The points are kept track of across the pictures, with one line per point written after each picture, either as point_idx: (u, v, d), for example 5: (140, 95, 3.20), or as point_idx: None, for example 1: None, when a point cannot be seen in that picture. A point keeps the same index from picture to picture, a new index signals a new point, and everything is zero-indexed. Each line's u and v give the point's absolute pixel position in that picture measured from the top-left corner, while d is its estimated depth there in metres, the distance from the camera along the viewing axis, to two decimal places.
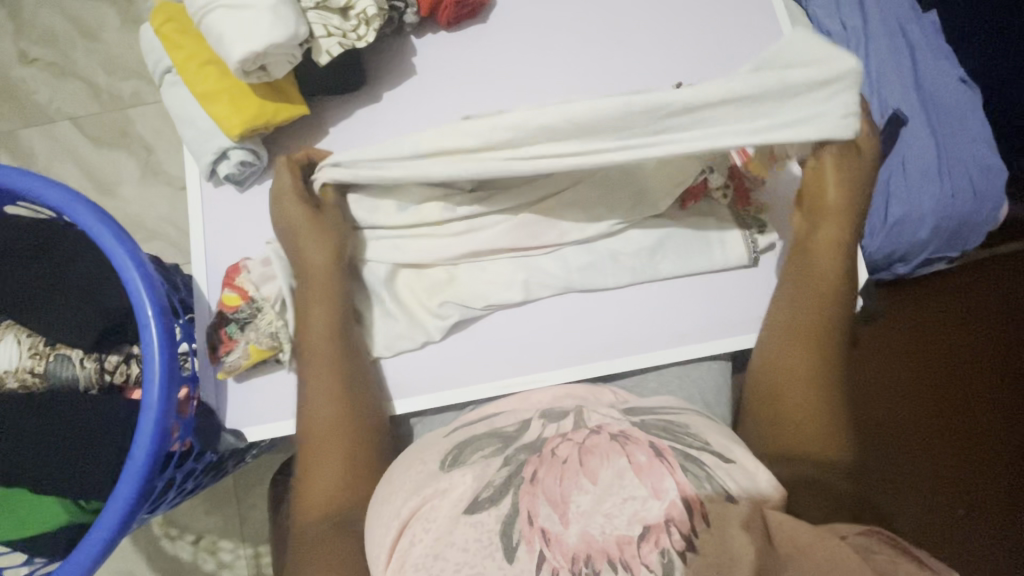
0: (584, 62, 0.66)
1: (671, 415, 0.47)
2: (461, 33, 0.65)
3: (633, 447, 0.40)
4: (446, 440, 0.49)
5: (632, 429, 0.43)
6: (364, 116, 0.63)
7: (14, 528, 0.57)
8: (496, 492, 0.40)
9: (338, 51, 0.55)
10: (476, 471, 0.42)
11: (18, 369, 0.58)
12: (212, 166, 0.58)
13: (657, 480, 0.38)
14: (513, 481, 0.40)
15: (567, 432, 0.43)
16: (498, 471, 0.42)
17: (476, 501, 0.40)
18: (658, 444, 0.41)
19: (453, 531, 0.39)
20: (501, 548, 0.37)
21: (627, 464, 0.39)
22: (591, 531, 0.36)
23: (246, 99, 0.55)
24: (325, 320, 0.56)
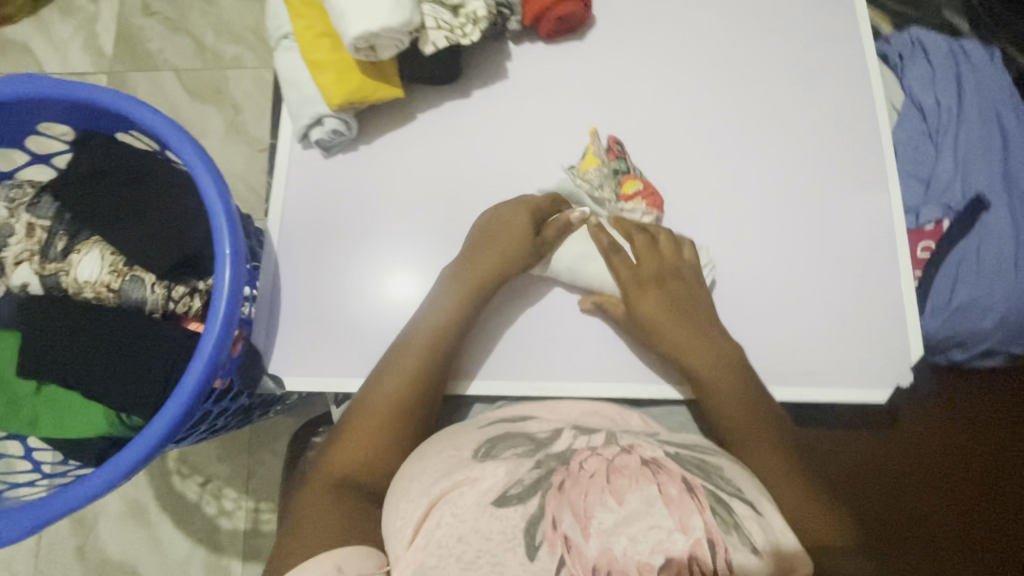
0: (670, 94, 0.67)
1: (706, 453, 0.48)
2: (557, 47, 0.68)
3: (665, 477, 0.41)
4: (477, 437, 0.50)
5: (667, 459, 0.44)
6: (451, 109, 0.66)
7: (57, 427, 0.61)
8: (524, 489, 0.42)
9: (443, 44, 0.58)
10: (509, 465, 0.44)
11: (97, 282, 0.61)
12: (306, 130, 0.62)
13: (686, 515, 0.39)
14: (544, 480, 0.42)
15: (597, 449, 0.45)
16: (527, 472, 0.43)
17: (504, 495, 0.42)
18: (692, 478, 0.42)
19: (479, 518, 0.40)
20: (524, 545, 0.39)
21: (658, 492, 0.40)
22: (613, 549, 0.38)
23: (351, 72, 0.59)
24: (413, 369, 0.56)
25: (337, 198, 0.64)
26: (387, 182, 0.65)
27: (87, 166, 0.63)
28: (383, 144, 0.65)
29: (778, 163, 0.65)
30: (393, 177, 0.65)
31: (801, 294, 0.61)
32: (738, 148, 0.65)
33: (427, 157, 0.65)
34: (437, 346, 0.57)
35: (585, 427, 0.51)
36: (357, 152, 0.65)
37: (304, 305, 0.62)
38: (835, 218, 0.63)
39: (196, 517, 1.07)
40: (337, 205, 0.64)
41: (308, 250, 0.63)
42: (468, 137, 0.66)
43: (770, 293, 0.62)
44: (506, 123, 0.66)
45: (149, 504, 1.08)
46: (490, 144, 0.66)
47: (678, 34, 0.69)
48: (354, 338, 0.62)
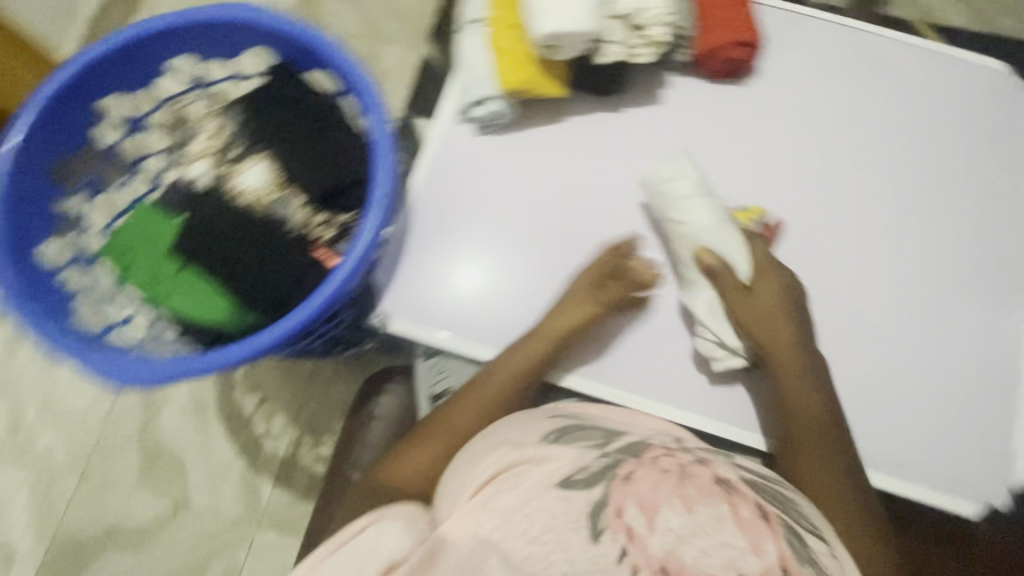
0: (815, 158, 0.68)
1: (779, 486, 0.49)
2: (716, 87, 0.70)
3: (738, 499, 0.43)
4: (545, 423, 0.53)
5: (741, 483, 0.46)
6: (603, 119, 0.70)
7: (182, 307, 0.68)
8: (590, 476, 0.44)
9: (617, 59, 0.62)
10: (576, 453, 0.47)
11: (253, 191, 0.69)
12: (469, 106, 0.67)
13: (758, 539, 0.41)
14: (608, 473, 0.44)
15: (672, 452, 0.47)
16: (595, 460, 0.46)
17: (569, 478, 0.44)
18: (766, 508, 0.44)
19: (543, 495, 0.43)
20: (587, 528, 0.40)
21: (730, 512, 0.42)
22: (680, 551, 0.39)
23: (527, 64, 0.64)
24: (528, 361, 0.61)
25: (477, 174, 0.69)
26: (529, 168, 0.69)
27: (275, 91, 0.71)
28: (532, 135, 0.69)
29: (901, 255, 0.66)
30: (535, 166, 0.69)
31: (901, 384, 0.63)
32: (875, 228, 0.67)
33: (569, 158, 0.69)
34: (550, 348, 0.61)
35: (660, 438, 0.52)
36: (507, 137, 0.69)
37: (428, 258, 0.67)
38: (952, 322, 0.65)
39: (246, 431, 1.15)
40: (476, 180, 0.68)
41: (438, 214, 0.68)
42: (611, 148, 0.69)
43: (860, 372, 0.64)
44: (650, 143, 0.69)
45: (210, 406, 1.16)
46: (629, 159, 0.69)
47: (839, 105, 0.70)
48: (464, 300, 0.66)
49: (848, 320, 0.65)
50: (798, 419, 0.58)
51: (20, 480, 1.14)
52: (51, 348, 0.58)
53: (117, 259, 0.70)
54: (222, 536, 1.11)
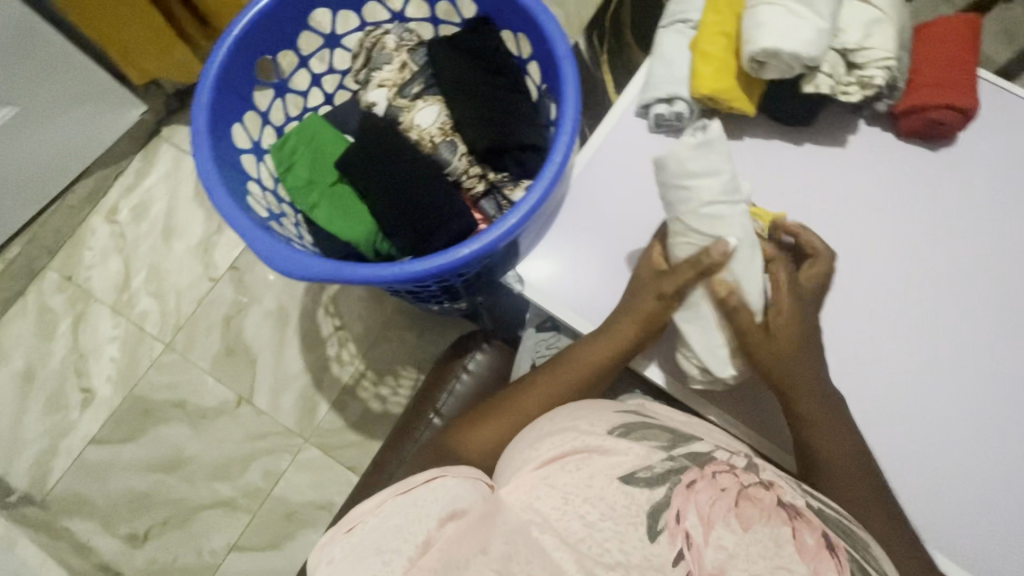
0: (992, 246, 0.64)
1: (849, 522, 0.49)
2: (906, 145, 0.67)
3: (803, 527, 0.45)
4: (615, 414, 0.54)
5: (807, 510, 0.47)
6: (778, 148, 0.67)
7: (329, 217, 0.72)
8: (652, 478, 0.48)
9: (823, 91, 0.60)
10: (643, 451, 0.50)
11: (425, 130, 0.74)
12: (652, 102, 0.66)
13: (819, 567, 0.43)
14: (671, 477, 0.48)
15: (737, 469, 0.49)
16: (661, 462, 0.49)
17: (631, 475, 0.48)
18: (832, 539, 0.45)
19: (604, 487, 0.47)
20: (645, 527, 0.45)
21: (791, 537, 0.44)
22: (734, 567, 0.43)
23: (729, 74, 0.62)
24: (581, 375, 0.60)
25: (640, 168, 0.68)
26: None
27: (468, 40, 0.73)
28: None
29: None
30: None
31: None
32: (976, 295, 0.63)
33: (737, 177, 0.67)
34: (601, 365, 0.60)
35: (733, 451, 0.53)
36: (676, 141, 0.68)
37: (572, 236, 0.68)
38: None
39: (316, 350, 1.20)
40: (637, 174, 0.68)
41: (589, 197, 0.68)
42: (779, 178, 0.67)
43: (982, 479, 0.59)
44: (821, 186, 0.66)
45: (291, 317, 1.22)
46: (795, 194, 0.66)
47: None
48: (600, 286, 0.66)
49: (992, 425, 0.60)
50: (833, 457, 0.55)
51: (111, 333, 1.23)
52: (217, 211, 0.61)
53: (282, 158, 0.75)
54: (269, 439, 1.16)
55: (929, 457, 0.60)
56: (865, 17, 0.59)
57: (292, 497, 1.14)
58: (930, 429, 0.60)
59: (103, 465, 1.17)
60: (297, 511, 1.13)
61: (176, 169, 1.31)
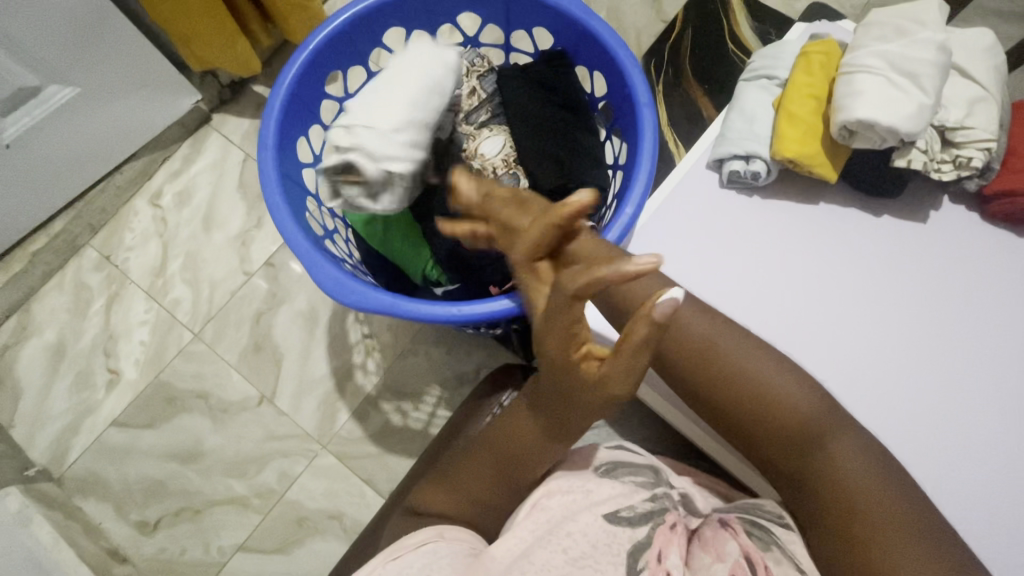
0: None
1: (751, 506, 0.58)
2: (991, 228, 0.64)
3: (708, 525, 0.55)
4: (604, 450, 0.64)
5: (717, 514, 0.57)
6: (854, 217, 0.66)
7: (385, 239, 0.72)
8: (637, 518, 0.56)
9: (915, 166, 0.57)
10: (623, 490, 0.59)
11: (488, 159, 0.73)
12: (728, 156, 0.64)
13: (723, 545, 0.52)
14: (653, 518, 0.56)
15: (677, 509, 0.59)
16: (643, 503, 0.58)
17: (617, 515, 0.56)
18: (729, 518, 0.55)
19: (579, 521, 0.55)
20: (627, 567, 0.53)
21: (701, 539, 0.54)
22: None
23: (816, 139, 0.60)
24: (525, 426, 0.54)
25: (708, 223, 0.66)
26: (759, 238, 0.65)
27: (544, 74, 0.72)
28: (775, 207, 0.66)
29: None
30: (767, 238, 0.65)
31: None
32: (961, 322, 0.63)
33: (809, 244, 0.65)
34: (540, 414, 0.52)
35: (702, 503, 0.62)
36: (748, 198, 0.66)
37: None
38: None
39: (343, 356, 1.19)
40: (705, 231, 0.66)
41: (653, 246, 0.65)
42: (851, 248, 0.65)
43: None
44: (894, 262, 0.64)
45: (320, 320, 1.21)
46: (866, 267, 0.64)
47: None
48: None
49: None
50: (768, 426, 0.52)
51: (143, 317, 1.24)
52: (279, 234, 0.60)
53: None
54: (287, 441, 1.16)
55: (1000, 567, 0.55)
56: (969, 94, 0.57)
57: (304, 503, 1.13)
58: (999, 537, 0.56)
59: (122, 448, 1.17)
60: (309, 518, 1.12)
61: (224, 159, 1.32)
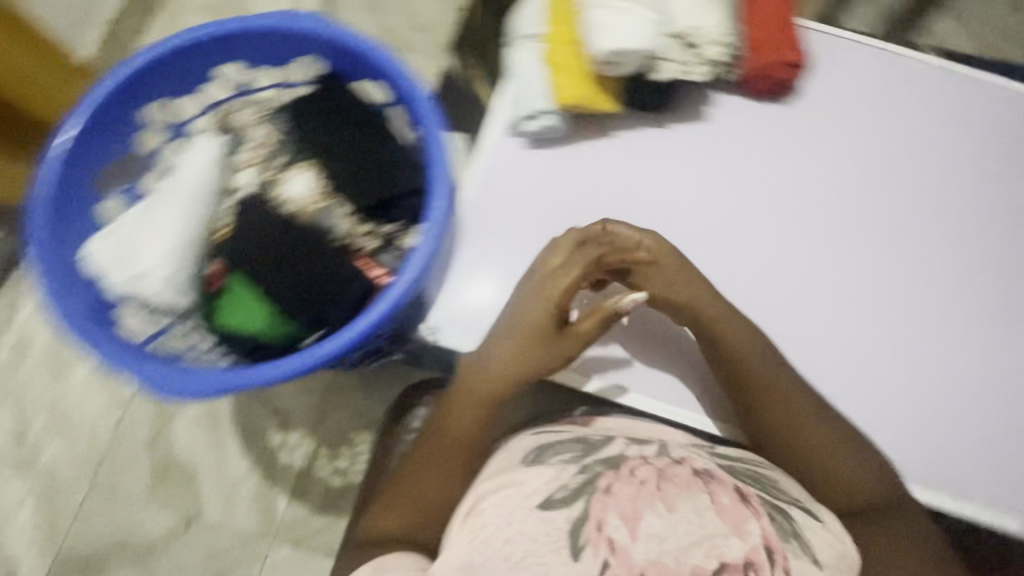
0: (855, 180, 0.70)
1: (755, 464, 0.59)
2: (761, 106, 0.71)
3: (719, 489, 0.52)
4: (531, 439, 0.60)
5: (717, 471, 0.55)
6: (648, 136, 0.70)
7: (230, 316, 0.68)
8: (568, 496, 0.51)
9: (675, 76, 0.63)
10: (554, 472, 0.54)
11: (298, 200, 0.68)
12: (520, 121, 0.67)
13: (739, 521, 0.50)
14: (587, 489, 0.51)
15: (648, 458, 0.55)
16: (572, 477, 0.53)
17: (549, 500, 0.51)
18: (744, 490, 0.53)
19: (525, 519, 0.50)
20: (569, 547, 0.49)
21: (710, 503, 0.51)
22: (656, 557, 0.47)
23: (586, 80, 0.64)
24: (484, 404, 0.60)
25: (527, 188, 0.68)
26: (574, 184, 0.68)
27: (326, 101, 0.71)
28: (579, 151, 0.69)
29: (948, 286, 0.67)
30: (584, 183, 0.68)
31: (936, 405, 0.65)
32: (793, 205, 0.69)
33: (621, 172, 0.69)
34: (501, 386, 0.60)
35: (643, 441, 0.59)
36: (552, 153, 0.69)
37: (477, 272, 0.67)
38: (988, 346, 0.66)
39: (260, 444, 1.12)
40: (526, 196, 0.68)
41: (485, 228, 0.67)
42: (655, 164, 0.69)
43: (901, 397, 0.65)
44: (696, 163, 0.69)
45: (222, 418, 1.13)
46: (676, 178, 0.69)
47: (912, 141, 0.71)
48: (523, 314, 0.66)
49: (891, 344, 0.66)
50: (746, 373, 0.61)
51: (22, 493, 1.10)
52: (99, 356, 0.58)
53: None
54: (232, 553, 1.08)
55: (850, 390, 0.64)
56: None
57: None
58: (841, 365, 0.65)
59: None
60: None
61: None
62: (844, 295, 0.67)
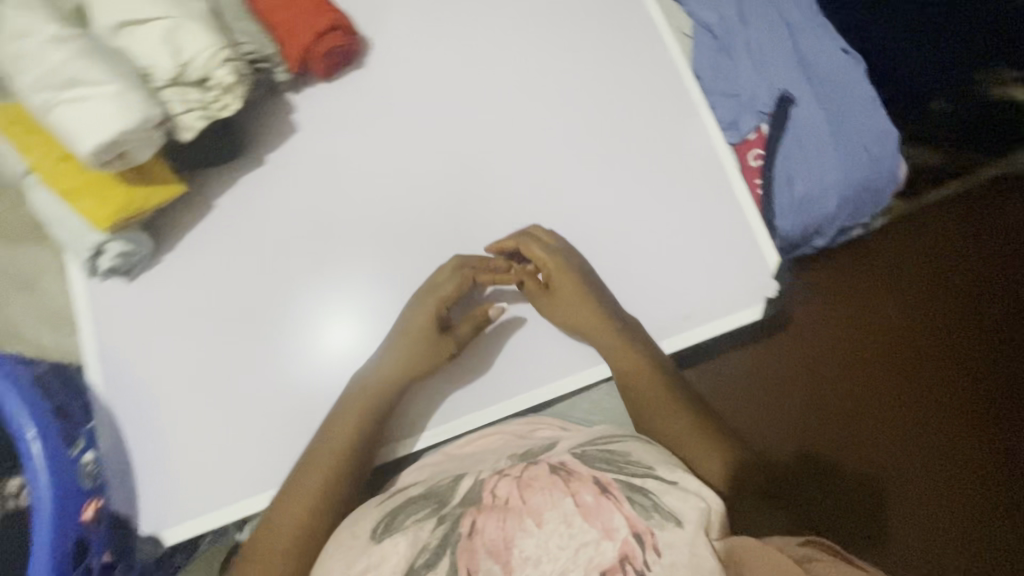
0: (469, 93, 0.65)
1: (616, 443, 0.54)
2: (341, 82, 0.65)
3: (579, 486, 0.47)
4: (376, 509, 0.53)
5: (578, 465, 0.50)
6: (251, 184, 0.62)
7: None
8: (432, 556, 0.46)
9: (202, 124, 0.53)
10: (410, 538, 0.48)
11: None
12: (92, 263, 0.56)
13: (607, 521, 0.44)
14: (449, 540, 0.46)
15: (505, 472, 0.51)
16: (432, 533, 0.48)
17: (413, 568, 0.46)
18: (603, 478, 0.48)
19: None
20: None
21: (573, 506, 0.45)
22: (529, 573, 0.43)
23: (112, 184, 0.52)
24: (349, 440, 0.55)
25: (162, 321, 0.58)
26: (209, 282, 0.59)
27: None
28: (191, 246, 0.60)
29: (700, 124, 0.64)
30: (218, 273, 0.60)
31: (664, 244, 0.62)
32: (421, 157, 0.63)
33: (262, 231, 0.61)
34: (373, 411, 0.56)
35: (495, 459, 0.56)
36: (163, 265, 0.59)
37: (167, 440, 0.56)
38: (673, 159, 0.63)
39: None
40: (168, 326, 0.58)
41: (142, 390, 0.57)
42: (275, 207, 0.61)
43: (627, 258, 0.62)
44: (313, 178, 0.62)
45: None
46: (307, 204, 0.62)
47: (521, 34, 0.67)
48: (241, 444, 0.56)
49: (638, 205, 0.63)
50: (617, 356, 0.59)
51: None
52: None
53: None
54: None
55: (636, 273, 0.62)
56: (157, 34, 0.52)
57: None
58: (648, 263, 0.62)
59: None
60: None
61: None
62: (542, 201, 0.63)
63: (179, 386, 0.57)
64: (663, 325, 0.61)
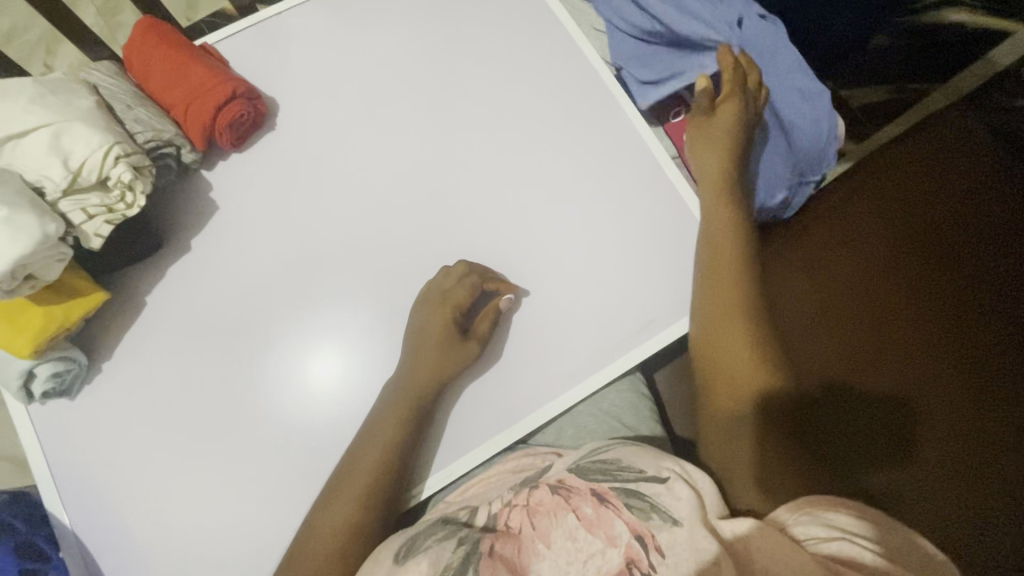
0: (385, 135, 0.63)
1: (605, 453, 0.47)
2: (253, 149, 0.63)
3: (578, 499, 0.41)
4: (396, 538, 0.46)
5: (573, 478, 0.44)
6: (178, 272, 0.59)
7: None
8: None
9: (108, 229, 0.52)
10: (430, 557, 0.42)
11: None
12: (26, 389, 0.54)
13: (609, 528, 0.38)
14: (470, 558, 0.40)
15: (513, 501, 0.44)
16: (454, 553, 0.41)
17: None
18: (600, 488, 0.42)
19: None
20: None
21: (577, 520, 0.39)
22: None
23: (26, 309, 0.50)
24: (375, 462, 0.51)
25: (107, 432, 0.56)
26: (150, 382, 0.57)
27: None
28: (127, 348, 0.58)
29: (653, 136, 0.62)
30: (158, 369, 0.57)
31: (611, 250, 0.58)
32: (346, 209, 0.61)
33: (197, 316, 0.58)
34: (401, 433, 0.52)
35: (490, 495, 0.50)
36: (103, 373, 0.57)
37: (131, 557, 0.53)
38: (602, 162, 0.61)
39: None
40: (114, 435, 0.56)
41: (98, 508, 0.54)
42: (205, 290, 0.59)
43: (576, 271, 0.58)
44: (240, 252, 0.60)
45: None
46: (238, 279, 0.59)
47: (429, 67, 0.65)
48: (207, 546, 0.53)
49: (623, 182, 0.60)
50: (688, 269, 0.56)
51: None
52: None
53: None
54: None
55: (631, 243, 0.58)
56: (42, 144, 0.49)
57: None
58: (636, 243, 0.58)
59: None
60: None
61: None
62: (477, 229, 0.60)
63: (135, 496, 0.54)
64: (628, 336, 0.56)
